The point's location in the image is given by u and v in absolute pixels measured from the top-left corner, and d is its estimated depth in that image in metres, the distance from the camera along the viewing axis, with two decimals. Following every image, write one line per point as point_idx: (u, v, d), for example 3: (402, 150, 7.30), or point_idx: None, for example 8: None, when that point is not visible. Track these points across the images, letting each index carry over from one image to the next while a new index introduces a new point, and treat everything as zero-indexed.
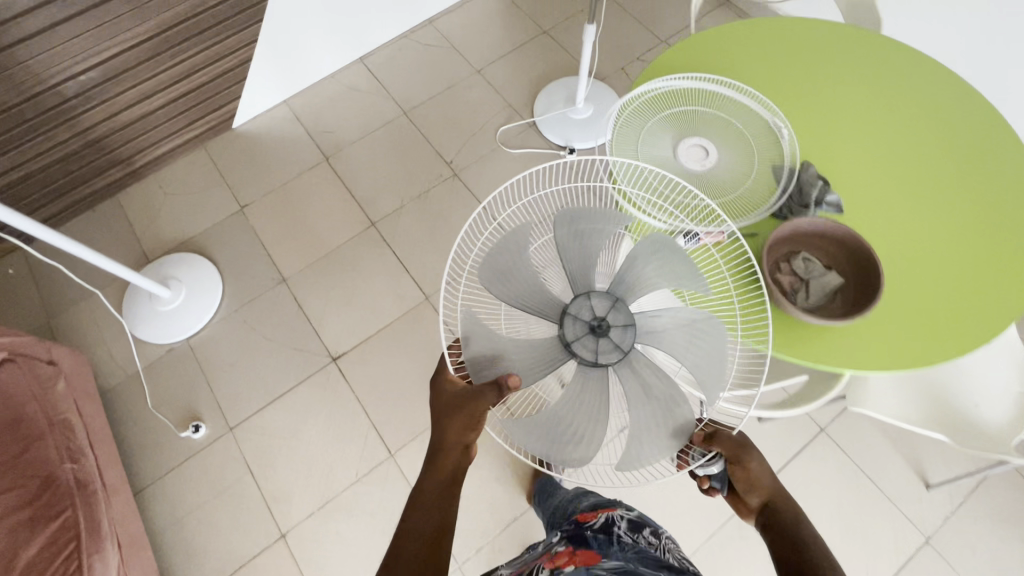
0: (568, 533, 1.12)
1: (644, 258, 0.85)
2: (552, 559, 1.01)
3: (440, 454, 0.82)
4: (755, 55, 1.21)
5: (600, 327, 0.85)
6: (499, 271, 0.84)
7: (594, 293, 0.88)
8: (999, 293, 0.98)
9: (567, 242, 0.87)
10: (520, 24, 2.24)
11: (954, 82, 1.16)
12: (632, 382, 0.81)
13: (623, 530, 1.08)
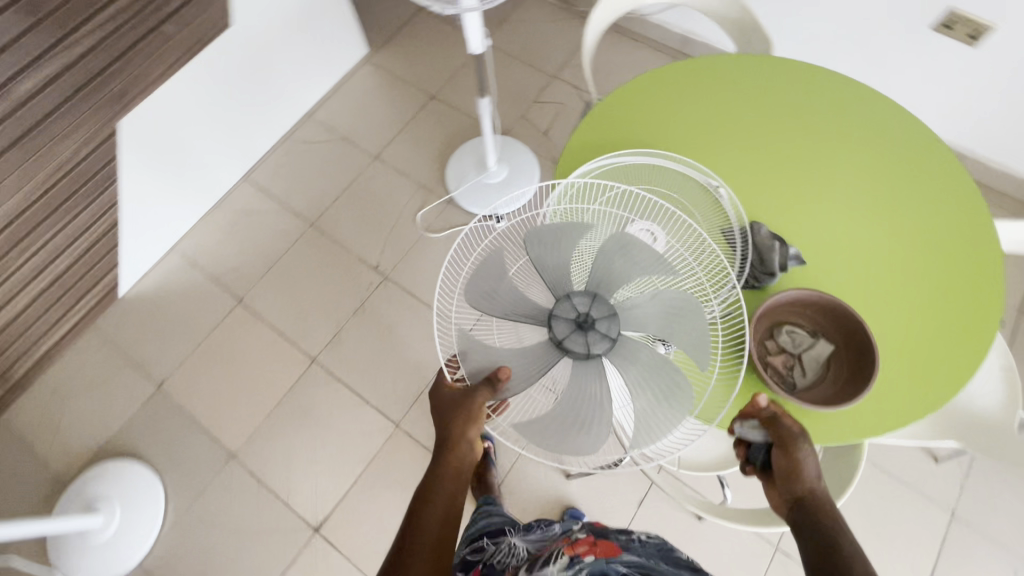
0: (585, 525, 1.05)
1: (618, 254, 0.81)
2: (569, 545, 0.95)
3: (442, 453, 0.79)
4: (684, 109, 1.15)
5: (586, 322, 0.81)
6: (485, 292, 0.83)
7: (575, 292, 0.84)
8: (959, 344, 0.97)
9: (545, 254, 0.84)
10: (405, 96, 2.11)
11: (895, 119, 1.14)
12: (629, 369, 0.77)
13: (644, 536, 1.02)
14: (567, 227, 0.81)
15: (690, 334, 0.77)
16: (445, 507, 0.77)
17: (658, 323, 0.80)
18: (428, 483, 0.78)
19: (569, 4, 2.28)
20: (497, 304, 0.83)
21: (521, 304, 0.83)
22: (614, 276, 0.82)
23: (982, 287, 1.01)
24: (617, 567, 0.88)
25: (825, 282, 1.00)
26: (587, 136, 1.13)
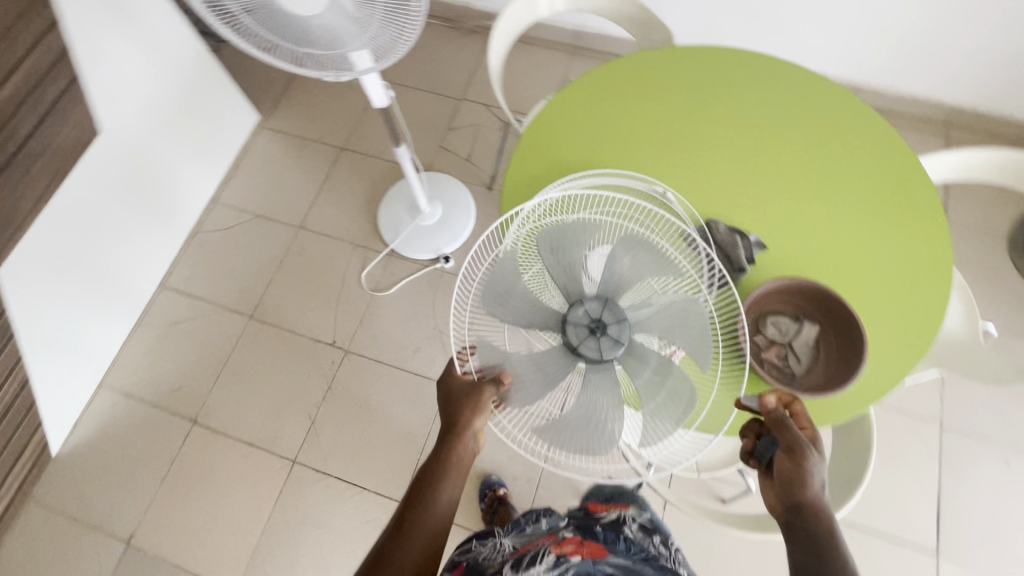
0: (572, 521, 1.09)
1: (622, 256, 0.82)
2: (556, 543, 0.97)
3: (446, 444, 0.84)
4: (613, 119, 1.14)
5: (598, 327, 0.84)
6: (500, 294, 0.83)
7: (586, 297, 0.86)
8: (929, 285, 0.99)
9: (556, 261, 0.85)
10: (313, 155, 1.99)
11: (811, 78, 1.15)
12: (640, 372, 0.80)
13: (632, 525, 1.07)
14: (576, 233, 0.83)
15: (694, 336, 0.78)
16: (442, 499, 0.83)
17: (665, 327, 0.81)
18: (429, 471, 0.85)
19: (456, 22, 2.22)
20: (511, 311, 0.84)
21: (537, 310, 0.85)
22: (621, 281, 0.84)
23: (934, 222, 1.02)
24: (605, 570, 0.91)
25: (788, 262, 1.00)
26: (525, 163, 1.13)
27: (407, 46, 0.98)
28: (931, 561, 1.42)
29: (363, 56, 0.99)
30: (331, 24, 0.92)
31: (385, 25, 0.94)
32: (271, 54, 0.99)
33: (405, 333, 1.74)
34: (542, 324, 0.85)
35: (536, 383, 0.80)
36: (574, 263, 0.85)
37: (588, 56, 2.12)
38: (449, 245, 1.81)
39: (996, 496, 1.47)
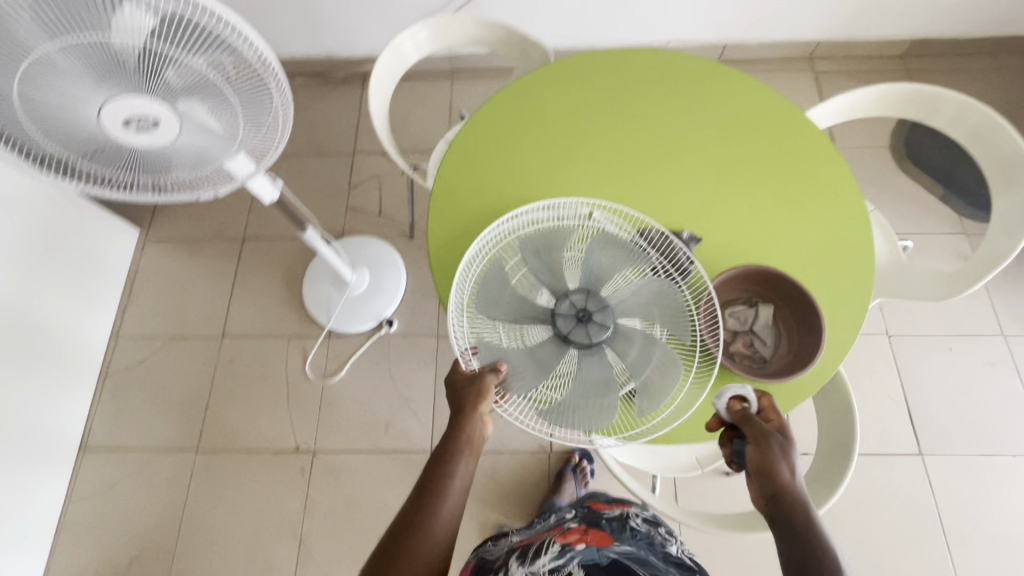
0: (578, 511, 1.06)
1: (597, 251, 0.91)
2: (562, 533, 0.97)
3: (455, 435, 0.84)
4: (518, 151, 1.12)
5: (584, 316, 0.89)
6: (491, 298, 0.88)
7: (570, 291, 0.92)
8: (850, 228, 1.04)
9: (538, 264, 0.92)
10: (213, 254, 1.83)
11: (690, 60, 1.18)
12: (628, 348, 0.87)
13: (639, 514, 1.01)
14: (554, 238, 0.92)
15: (668, 311, 0.88)
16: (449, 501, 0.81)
17: (645, 309, 0.89)
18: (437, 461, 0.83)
19: (326, 74, 2.11)
20: (503, 310, 0.88)
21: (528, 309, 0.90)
22: (600, 273, 0.92)
23: (837, 168, 1.08)
24: (607, 555, 0.88)
25: (725, 248, 1.02)
26: (448, 200, 1.09)
27: (286, 132, 0.87)
28: (918, 463, 1.52)
29: (243, 160, 0.89)
30: (190, 145, 0.83)
31: (251, 125, 0.84)
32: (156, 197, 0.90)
33: (371, 412, 1.64)
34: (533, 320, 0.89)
35: (534, 373, 0.84)
36: (554, 265, 0.92)
37: (469, 77, 2.08)
38: (388, 307, 1.72)
39: (951, 385, 1.59)
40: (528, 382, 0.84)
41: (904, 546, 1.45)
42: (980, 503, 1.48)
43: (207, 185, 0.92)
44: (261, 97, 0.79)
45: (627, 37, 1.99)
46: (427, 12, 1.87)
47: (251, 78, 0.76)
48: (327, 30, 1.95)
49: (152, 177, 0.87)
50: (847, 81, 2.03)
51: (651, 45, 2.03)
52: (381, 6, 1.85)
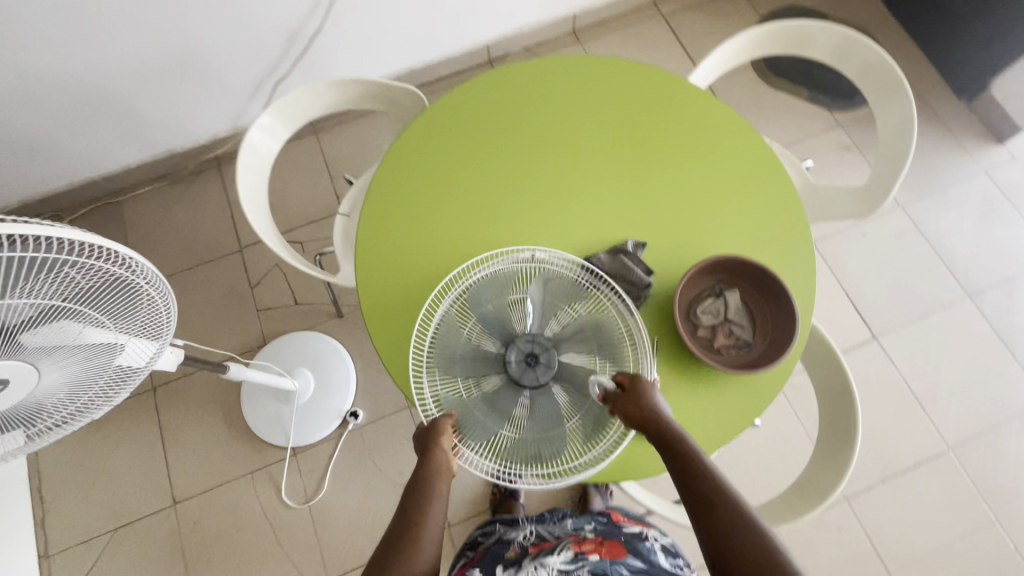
0: (599, 521, 1.00)
1: (540, 291, 0.85)
2: (578, 539, 0.92)
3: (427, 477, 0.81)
4: (425, 210, 1.03)
5: (531, 358, 0.85)
6: (447, 357, 0.84)
7: (518, 334, 0.86)
8: (770, 184, 1.04)
9: (485, 314, 0.86)
10: (125, 419, 1.58)
11: (566, 59, 1.13)
12: (579, 388, 0.82)
13: (656, 542, 0.96)
14: (496, 285, 0.87)
15: (613, 344, 0.84)
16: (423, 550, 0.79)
17: (591, 345, 0.84)
18: (411, 500, 0.82)
19: (173, 173, 1.85)
20: (459, 365, 0.84)
21: (478, 359, 0.85)
22: (545, 313, 0.86)
23: (736, 127, 1.08)
24: (619, 572, 0.84)
25: (671, 242, 1.00)
26: (378, 285, 0.99)
27: (171, 299, 0.74)
28: (877, 346, 1.65)
29: (138, 347, 0.75)
30: (66, 368, 0.68)
31: (126, 313, 0.70)
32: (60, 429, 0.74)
33: (371, 512, 1.52)
34: (485, 369, 0.84)
35: (489, 418, 0.80)
36: (500, 312, 0.86)
37: (333, 124, 1.91)
38: (345, 399, 1.59)
39: (877, 266, 1.73)
40: (483, 428, 0.80)
41: (893, 424, 1.57)
42: (933, 360, 1.64)
43: (111, 392, 0.76)
44: (120, 282, 0.66)
45: (479, 34, 1.91)
46: (264, 73, 1.67)
47: (98, 271, 0.62)
48: (156, 126, 1.70)
49: (39, 416, 0.71)
50: (694, 15, 2.08)
51: (505, 36, 1.96)
52: (208, 82, 1.63)
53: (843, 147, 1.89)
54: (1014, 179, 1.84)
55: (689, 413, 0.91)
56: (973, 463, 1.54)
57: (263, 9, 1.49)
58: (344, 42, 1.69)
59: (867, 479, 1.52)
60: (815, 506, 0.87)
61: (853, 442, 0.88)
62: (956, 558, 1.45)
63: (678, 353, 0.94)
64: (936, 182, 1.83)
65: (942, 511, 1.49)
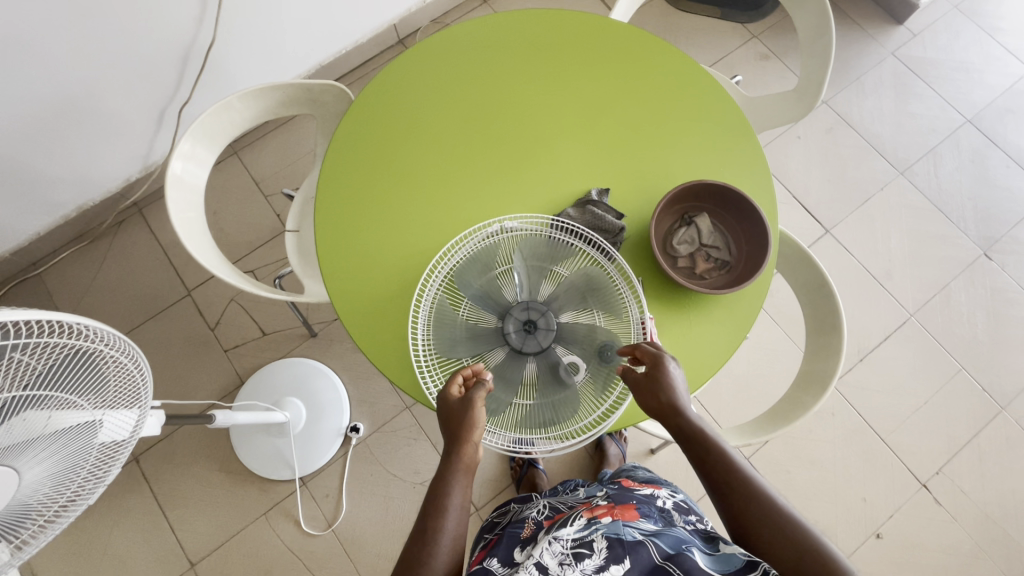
0: (609, 490, 0.96)
1: (525, 257, 0.88)
2: (589, 508, 0.86)
3: (458, 442, 0.78)
4: (386, 210, 0.98)
5: (529, 325, 0.88)
6: (448, 340, 0.85)
7: (513, 304, 0.89)
8: (713, 100, 1.06)
9: (480, 290, 0.88)
10: (115, 498, 1.48)
11: (485, 20, 1.09)
12: (578, 344, 0.86)
13: (668, 502, 0.92)
14: (481, 260, 0.88)
15: (604, 297, 0.87)
16: (444, 535, 0.74)
17: (581, 301, 0.88)
18: (437, 475, 0.78)
19: (93, 230, 1.70)
20: (460, 347, 0.86)
21: (478, 336, 0.87)
22: (534, 279, 0.89)
23: (667, 53, 1.08)
24: (635, 532, 0.77)
25: (632, 179, 1.01)
26: (354, 291, 0.95)
27: (138, 354, 0.68)
28: (831, 239, 1.74)
29: (116, 415, 0.69)
30: (46, 457, 0.63)
31: (90, 381, 0.65)
32: (59, 523, 0.68)
33: (397, 517, 1.51)
34: (485, 344, 0.87)
35: (499, 391, 0.84)
36: (492, 285, 0.88)
37: (253, 141, 1.80)
38: (342, 416, 1.55)
39: (815, 164, 1.81)
40: (495, 403, 0.83)
41: (859, 306, 1.67)
42: (881, 239, 1.74)
43: (103, 470, 0.71)
44: (73, 348, 0.61)
45: (383, 15, 1.81)
46: (164, 100, 1.54)
47: (51, 345, 0.58)
48: (60, 184, 1.54)
49: (20, 523, 0.65)
50: None
51: (410, 12, 1.88)
52: (104, 122, 1.49)
53: (761, 57, 1.93)
54: (918, 56, 1.94)
55: (688, 339, 0.94)
56: (934, 324, 1.66)
57: (145, 28, 1.37)
58: (243, 50, 1.58)
59: (846, 361, 1.62)
60: (819, 397, 0.91)
61: (839, 330, 0.93)
62: (936, 411, 1.58)
63: (663, 288, 0.96)
64: (851, 73, 1.91)
65: (917, 373, 1.61)
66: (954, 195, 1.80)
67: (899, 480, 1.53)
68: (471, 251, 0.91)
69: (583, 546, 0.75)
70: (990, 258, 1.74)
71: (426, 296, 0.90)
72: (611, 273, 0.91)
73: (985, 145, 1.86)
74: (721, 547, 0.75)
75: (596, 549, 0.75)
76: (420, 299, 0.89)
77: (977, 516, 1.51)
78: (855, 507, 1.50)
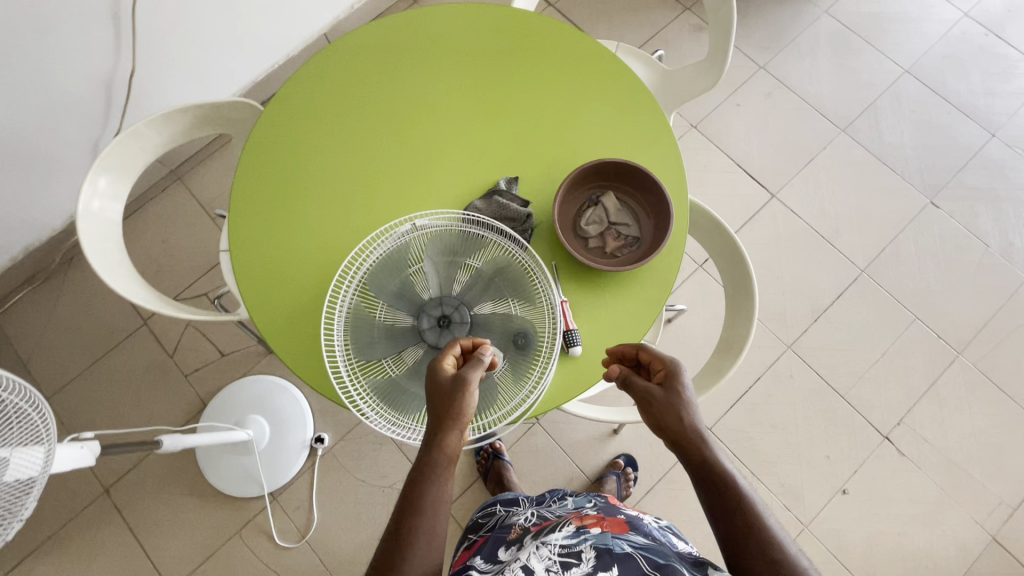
0: (597, 503, 0.98)
1: (439, 251, 0.88)
2: (579, 517, 0.88)
3: (442, 428, 0.76)
4: (299, 221, 0.99)
5: (444, 319, 0.88)
6: (363, 343, 0.86)
7: (427, 299, 0.89)
8: (618, 82, 1.06)
9: (394, 289, 0.88)
10: (88, 532, 1.50)
11: (389, 19, 1.09)
12: (492, 333, 0.87)
13: (655, 523, 0.93)
14: (392, 262, 0.89)
15: (514, 284, 0.88)
16: (424, 534, 0.73)
17: (494, 292, 0.88)
18: (416, 471, 0.76)
19: (43, 270, 1.70)
20: (378, 350, 0.86)
21: (395, 337, 0.87)
22: (447, 273, 0.89)
23: (571, 38, 1.08)
24: (624, 545, 0.78)
25: (540, 165, 1.01)
26: (274, 304, 0.96)
27: (36, 398, 0.73)
28: (777, 203, 1.74)
29: (23, 452, 0.71)
30: None
31: None
32: None
33: (370, 523, 1.52)
34: (402, 343, 0.87)
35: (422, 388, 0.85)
36: (405, 284, 0.88)
37: (194, 165, 1.80)
38: (306, 429, 1.56)
39: (756, 129, 1.81)
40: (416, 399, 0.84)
41: (809, 267, 1.68)
42: (827, 198, 1.75)
43: (18, 505, 0.71)
44: None
45: (311, 25, 1.81)
46: (95, 134, 1.55)
47: None
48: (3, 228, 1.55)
49: None
50: None
51: (339, 20, 1.87)
52: (38, 162, 1.49)
53: (695, 28, 1.93)
54: (850, 12, 1.94)
55: (605, 318, 0.95)
56: (885, 278, 1.67)
57: (62, 64, 1.37)
58: (168, 75, 1.57)
59: (801, 323, 1.63)
60: (735, 359, 0.93)
61: (752, 293, 0.94)
62: (893, 364, 1.59)
63: (579, 271, 0.97)
64: (785, 36, 1.91)
65: (871, 327, 1.62)
66: (896, 147, 1.80)
67: (860, 435, 1.54)
68: (386, 252, 0.90)
69: (571, 554, 0.76)
70: (936, 206, 1.74)
71: (341, 302, 0.90)
72: (523, 261, 0.92)
73: (924, 93, 1.85)
74: (709, 571, 0.73)
75: (584, 559, 0.76)
76: (335, 305, 0.90)
77: (941, 463, 1.52)
78: (819, 466, 1.52)
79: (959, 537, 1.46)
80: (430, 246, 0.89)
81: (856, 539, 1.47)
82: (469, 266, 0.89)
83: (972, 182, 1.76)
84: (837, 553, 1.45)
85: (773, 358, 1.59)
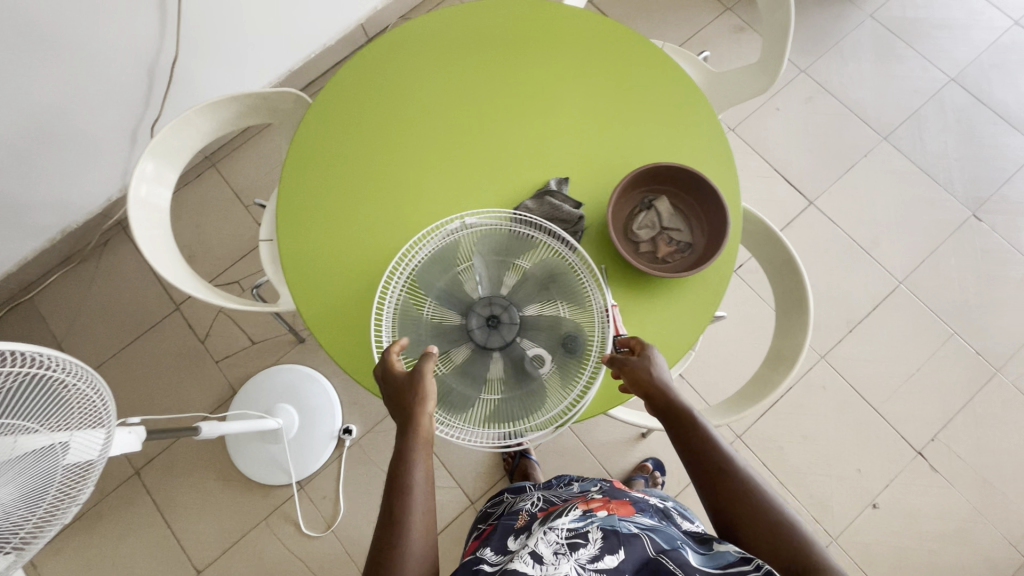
0: (603, 485, 0.97)
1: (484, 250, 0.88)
2: (584, 500, 0.86)
3: (409, 418, 0.77)
4: (348, 216, 0.99)
5: (491, 319, 0.87)
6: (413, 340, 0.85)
7: (478, 299, 0.88)
8: (671, 86, 1.04)
9: (445, 286, 0.87)
10: (119, 512, 1.52)
11: (439, 16, 1.08)
12: (542, 335, 0.85)
13: (661, 504, 0.94)
14: (441, 258, 0.87)
15: (566, 285, 0.86)
16: (411, 521, 0.74)
17: (543, 293, 0.87)
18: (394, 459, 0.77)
19: (79, 251, 1.72)
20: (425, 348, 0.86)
21: (443, 335, 0.86)
22: (497, 274, 0.88)
23: (623, 41, 1.06)
24: (630, 526, 0.77)
25: (591, 168, 1.00)
26: (321, 298, 0.96)
27: (94, 378, 0.71)
28: (815, 210, 1.71)
29: (83, 435, 0.72)
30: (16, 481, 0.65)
31: (50, 406, 0.68)
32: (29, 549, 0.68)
33: None
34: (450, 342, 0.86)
35: (466, 387, 0.83)
36: (455, 283, 0.88)
37: (230, 153, 1.81)
38: (334, 420, 1.57)
39: (797, 135, 1.78)
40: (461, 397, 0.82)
41: (846, 277, 1.65)
42: (867, 207, 1.71)
43: (77, 490, 0.73)
44: (33, 376, 0.65)
45: (349, 16, 1.80)
46: (136, 119, 1.56)
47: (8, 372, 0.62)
48: (43, 209, 1.56)
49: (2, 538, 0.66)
50: None
51: (377, 11, 1.87)
52: (80, 144, 1.50)
53: (736, 29, 1.90)
54: (897, 17, 1.90)
55: (654, 324, 0.94)
56: (924, 290, 1.64)
57: (108, 48, 1.38)
58: (208, 62, 1.58)
59: (835, 334, 1.61)
60: (788, 372, 0.91)
61: (807, 306, 0.92)
62: (930, 378, 1.57)
63: (630, 275, 0.96)
64: (829, 39, 1.87)
65: (907, 340, 1.60)
66: (940, 157, 1.76)
67: (894, 450, 1.52)
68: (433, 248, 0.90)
69: (578, 536, 0.75)
70: (979, 219, 1.70)
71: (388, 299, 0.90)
72: (573, 262, 0.90)
73: (970, 103, 1.81)
74: (714, 545, 0.74)
75: (591, 540, 0.74)
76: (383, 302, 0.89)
77: (976, 481, 1.50)
78: (850, 479, 1.50)
79: (990, 557, 1.44)
80: (479, 244, 0.89)
81: (885, 555, 1.45)
82: (518, 266, 0.88)
83: (1017, 196, 1.72)
84: (867, 568, 1.43)
85: (805, 368, 1.57)
